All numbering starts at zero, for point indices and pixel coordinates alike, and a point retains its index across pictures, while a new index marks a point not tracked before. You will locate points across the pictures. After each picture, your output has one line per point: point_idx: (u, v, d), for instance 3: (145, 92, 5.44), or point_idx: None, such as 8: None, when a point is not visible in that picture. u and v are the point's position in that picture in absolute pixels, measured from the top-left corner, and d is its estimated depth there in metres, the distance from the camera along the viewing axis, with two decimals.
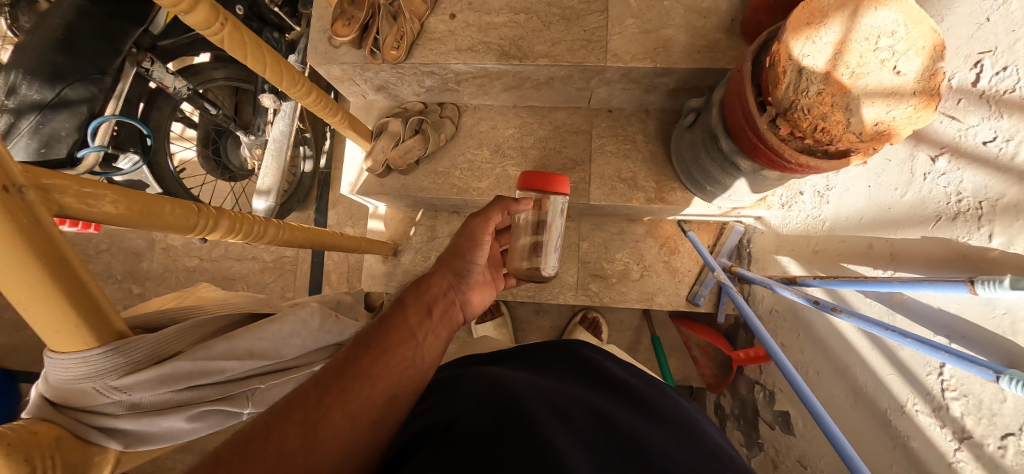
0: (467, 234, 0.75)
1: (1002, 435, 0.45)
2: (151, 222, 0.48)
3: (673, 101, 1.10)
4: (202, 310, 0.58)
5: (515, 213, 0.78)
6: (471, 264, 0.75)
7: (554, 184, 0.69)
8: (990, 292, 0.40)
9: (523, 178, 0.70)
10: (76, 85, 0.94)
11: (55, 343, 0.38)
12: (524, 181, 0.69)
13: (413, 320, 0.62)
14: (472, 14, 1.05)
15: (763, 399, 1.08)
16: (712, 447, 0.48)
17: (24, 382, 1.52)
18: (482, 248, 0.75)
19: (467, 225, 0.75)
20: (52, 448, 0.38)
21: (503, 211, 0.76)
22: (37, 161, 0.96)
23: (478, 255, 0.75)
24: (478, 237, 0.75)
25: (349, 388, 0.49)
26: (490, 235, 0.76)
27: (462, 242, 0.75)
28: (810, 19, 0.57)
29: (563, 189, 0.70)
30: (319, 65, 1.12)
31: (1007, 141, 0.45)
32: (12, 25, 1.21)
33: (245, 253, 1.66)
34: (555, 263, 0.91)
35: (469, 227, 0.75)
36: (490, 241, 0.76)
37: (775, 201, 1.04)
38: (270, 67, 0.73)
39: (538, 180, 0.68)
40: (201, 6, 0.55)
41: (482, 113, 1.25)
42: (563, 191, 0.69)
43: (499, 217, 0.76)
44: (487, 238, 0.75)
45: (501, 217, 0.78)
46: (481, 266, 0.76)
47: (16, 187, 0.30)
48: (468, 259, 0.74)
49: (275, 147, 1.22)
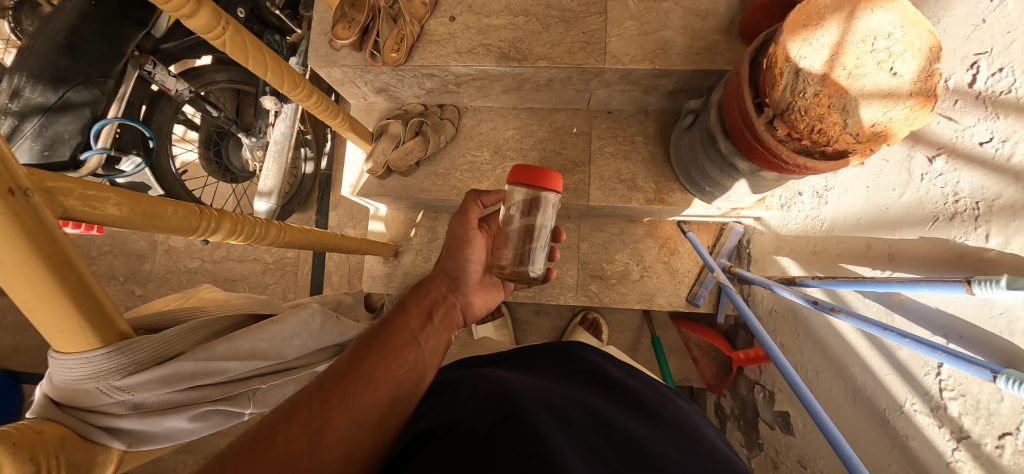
0: (453, 234, 0.74)
1: (999, 435, 0.45)
2: (153, 224, 0.48)
3: (673, 102, 1.11)
4: (204, 311, 0.58)
5: (489, 205, 0.78)
6: (466, 267, 0.75)
7: (546, 180, 0.68)
8: (987, 291, 0.41)
9: (514, 172, 0.69)
10: (80, 87, 0.96)
11: (60, 344, 0.39)
12: (516, 176, 0.68)
13: (414, 323, 0.63)
14: (472, 17, 1.06)
15: (763, 399, 1.08)
16: (709, 449, 0.48)
17: (26, 383, 1.53)
18: (471, 246, 0.75)
19: (450, 225, 0.74)
20: (56, 447, 0.38)
21: (477, 200, 0.76)
22: (41, 163, 0.98)
23: (470, 253, 0.75)
24: (464, 234, 0.74)
25: (351, 392, 0.49)
26: (474, 230, 0.75)
27: (452, 244, 0.75)
28: (807, 20, 0.58)
29: (556, 187, 0.68)
30: (320, 67, 1.13)
31: (1004, 141, 0.45)
32: (16, 28, 1.22)
33: (247, 255, 1.66)
34: (544, 270, 0.83)
35: (452, 227, 0.74)
36: (478, 236, 0.76)
37: (774, 201, 1.05)
38: (272, 70, 0.74)
39: (528, 174, 0.67)
40: (204, 10, 0.56)
41: (482, 115, 1.25)
42: (552, 183, 0.68)
43: (476, 209, 0.76)
44: (473, 233, 0.74)
45: (478, 210, 0.78)
46: (477, 265, 0.76)
47: (21, 190, 0.30)
48: (460, 260, 0.74)
49: (277, 149, 1.22)
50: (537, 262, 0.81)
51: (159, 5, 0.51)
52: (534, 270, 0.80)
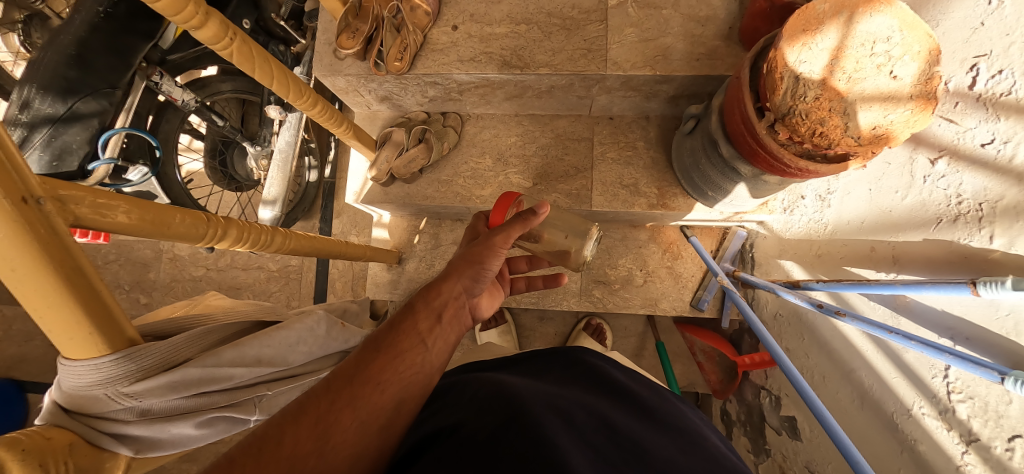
0: (484, 243, 0.65)
1: (1009, 437, 0.44)
2: (162, 232, 0.49)
3: (674, 108, 1.12)
4: (211, 319, 0.59)
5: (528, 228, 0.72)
6: (488, 268, 0.67)
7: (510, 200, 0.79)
8: (993, 292, 0.40)
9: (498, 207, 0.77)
10: (88, 98, 0.98)
11: (68, 350, 0.39)
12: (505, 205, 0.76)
13: (422, 326, 0.57)
14: (473, 26, 1.08)
15: (769, 405, 1.07)
16: (713, 453, 0.48)
17: (31, 392, 1.53)
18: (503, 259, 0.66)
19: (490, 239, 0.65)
20: (65, 454, 0.38)
21: (524, 227, 0.66)
22: (50, 174, 1.00)
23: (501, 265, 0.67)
24: (497, 247, 0.65)
25: (359, 394, 0.48)
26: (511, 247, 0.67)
27: (480, 248, 0.65)
28: (806, 26, 0.59)
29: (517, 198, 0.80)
30: (324, 76, 1.15)
31: (1005, 142, 0.46)
32: (26, 41, 1.27)
33: (252, 263, 1.68)
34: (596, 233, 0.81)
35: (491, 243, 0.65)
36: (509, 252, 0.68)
37: (777, 205, 1.04)
38: (278, 80, 0.75)
39: (512, 201, 0.77)
40: (212, 21, 0.57)
41: (485, 122, 1.27)
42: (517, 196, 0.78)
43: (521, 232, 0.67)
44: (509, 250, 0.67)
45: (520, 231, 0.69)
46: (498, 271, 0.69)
47: (35, 199, 0.31)
48: (488, 266, 0.66)
49: (281, 158, 1.24)
50: (589, 241, 0.79)
51: (169, 18, 0.53)
52: (587, 248, 0.78)
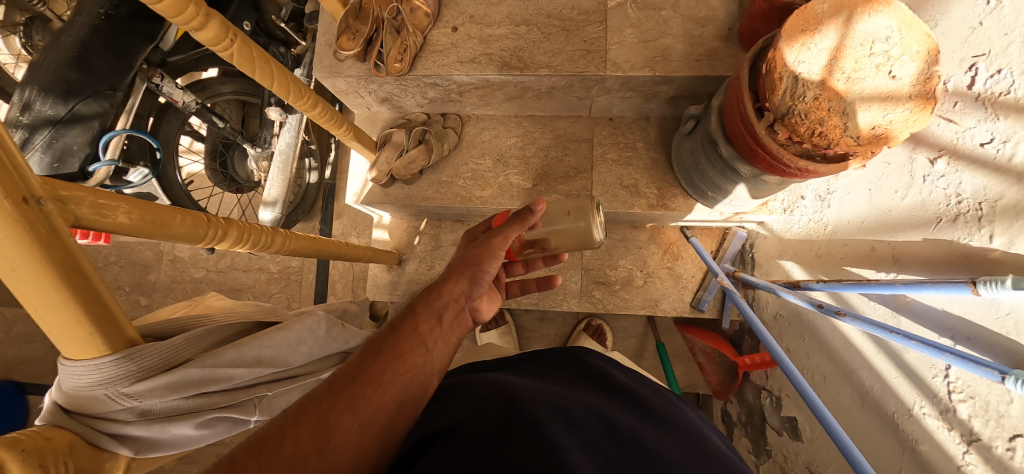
0: (483, 245, 0.65)
1: (1010, 437, 0.44)
2: (163, 232, 0.49)
3: (674, 109, 1.12)
4: (211, 319, 0.59)
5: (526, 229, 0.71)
6: (487, 270, 0.67)
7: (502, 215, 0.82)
8: (993, 291, 0.40)
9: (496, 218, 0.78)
10: (88, 100, 0.98)
11: (69, 351, 0.39)
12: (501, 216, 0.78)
13: (423, 327, 0.57)
14: (473, 27, 1.08)
15: (770, 405, 1.06)
16: (714, 452, 0.47)
17: (32, 394, 1.53)
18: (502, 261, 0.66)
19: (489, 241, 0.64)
20: (65, 454, 0.38)
21: (521, 228, 0.66)
22: (51, 175, 1.00)
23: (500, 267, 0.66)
24: (496, 249, 0.65)
25: (360, 395, 0.48)
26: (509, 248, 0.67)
27: (479, 250, 0.65)
28: (805, 26, 0.59)
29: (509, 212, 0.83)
30: (324, 78, 1.15)
31: (1005, 142, 0.46)
32: (27, 43, 1.27)
33: (252, 264, 1.68)
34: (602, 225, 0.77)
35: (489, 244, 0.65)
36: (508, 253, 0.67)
37: (777, 205, 1.04)
38: (278, 81, 0.75)
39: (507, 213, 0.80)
40: (212, 22, 0.58)
41: (485, 123, 1.27)
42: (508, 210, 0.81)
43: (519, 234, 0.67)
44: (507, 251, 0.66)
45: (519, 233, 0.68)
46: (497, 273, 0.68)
47: (35, 199, 0.31)
48: (487, 268, 0.65)
49: (282, 159, 1.24)
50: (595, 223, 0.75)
51: (170, 19, 0.53)
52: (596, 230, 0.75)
